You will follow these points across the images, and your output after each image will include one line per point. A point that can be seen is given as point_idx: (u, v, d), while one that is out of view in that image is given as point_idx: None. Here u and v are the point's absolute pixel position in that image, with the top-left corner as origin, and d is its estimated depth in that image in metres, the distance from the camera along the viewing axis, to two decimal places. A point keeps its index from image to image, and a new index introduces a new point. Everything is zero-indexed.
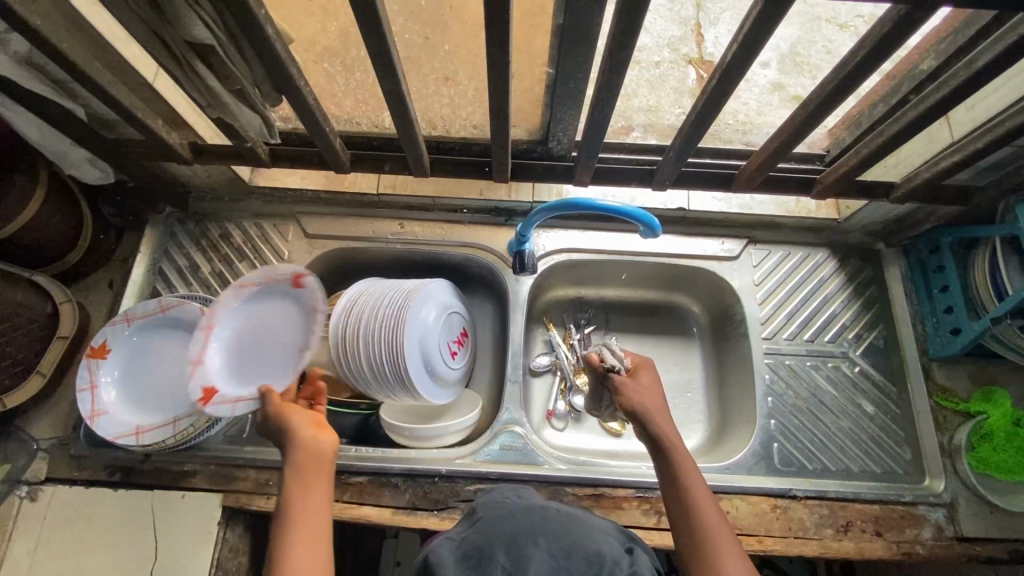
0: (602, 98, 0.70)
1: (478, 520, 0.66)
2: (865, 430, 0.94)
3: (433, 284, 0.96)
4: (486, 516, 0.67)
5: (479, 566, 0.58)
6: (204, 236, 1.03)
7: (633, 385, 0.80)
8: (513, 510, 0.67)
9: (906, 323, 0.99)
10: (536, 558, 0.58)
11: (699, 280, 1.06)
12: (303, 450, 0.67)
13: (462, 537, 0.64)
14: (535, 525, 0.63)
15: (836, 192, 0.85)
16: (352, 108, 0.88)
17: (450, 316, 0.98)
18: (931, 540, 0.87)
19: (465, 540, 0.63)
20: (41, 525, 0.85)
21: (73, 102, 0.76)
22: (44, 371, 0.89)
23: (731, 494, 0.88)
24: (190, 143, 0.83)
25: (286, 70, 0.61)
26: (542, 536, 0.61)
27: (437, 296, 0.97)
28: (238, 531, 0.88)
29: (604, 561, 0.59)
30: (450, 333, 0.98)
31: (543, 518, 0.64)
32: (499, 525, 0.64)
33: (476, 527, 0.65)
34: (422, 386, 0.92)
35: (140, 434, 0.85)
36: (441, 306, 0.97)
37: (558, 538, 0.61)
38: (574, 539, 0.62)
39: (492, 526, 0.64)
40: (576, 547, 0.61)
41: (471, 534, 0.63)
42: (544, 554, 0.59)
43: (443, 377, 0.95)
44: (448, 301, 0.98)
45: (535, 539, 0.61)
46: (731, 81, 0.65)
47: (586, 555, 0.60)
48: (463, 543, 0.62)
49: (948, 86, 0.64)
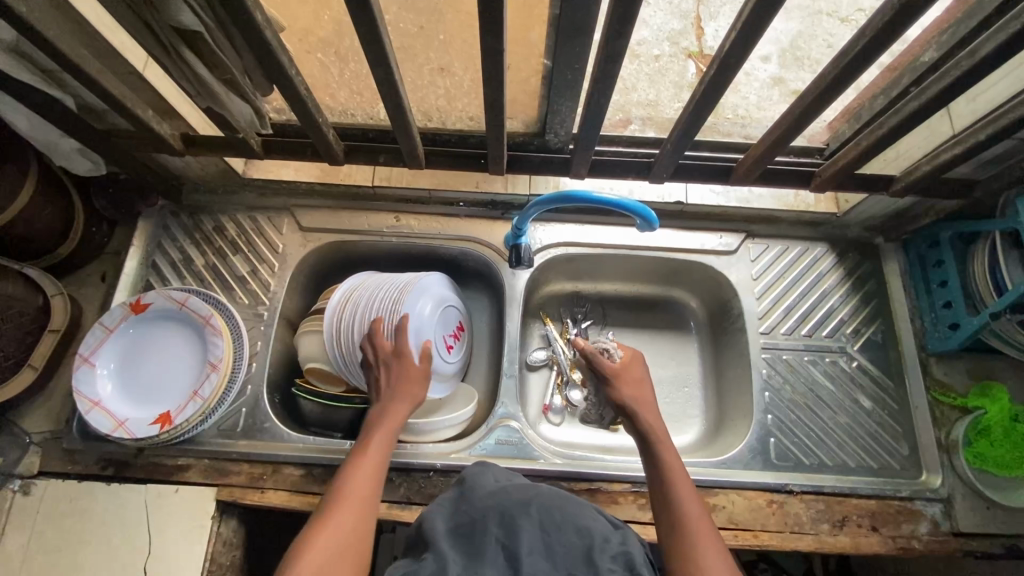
0: (600, 88, 0.69)
1: (471, 491, 0.65)
2: (863, 425, 0.93)
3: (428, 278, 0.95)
4: (479, 485, 0.66)
5: (473, 541, 0.57)
6: (198, 229, 1.02)
7: (620, 376, 0.86)
8: (505, 486, 0.65)
9: (904, 318, 0.98)
10: (527, 530, 0.56)
11: (696, 275, 1.06)
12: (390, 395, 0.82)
13: (457, 507, 0.64)
14: (527, 496, 0.60)
15: (835, 186, 0.84)
16: (346, 99, 0.87)
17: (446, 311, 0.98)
18: (928, 535, 0.86)
19: (461, 513, 0.62)
20: (34, 518, 0.85)
21: (61, 92, 0.75)
22: (37, 364, 0.87)
23: (727, 488, 0.88)
24: (182, 134, 0.82)
25: (277, 59, 0.60)
26: (534, 509, 0.59)
27: (434, 291, 0.96)
28: (232, 524, 0.88)
29: (594, 535, 0.57)
30: (448, 326, 0.98)
31: (536, 490, 0.62)
32: (493, 497, 0.62)
33: (468, 500, 0.64)
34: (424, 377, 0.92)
35: (133, 428, 0.85)
36: (437, 303, 0.95)
37: (549, 509, 0.59)
38: (565, 511, 0.59)
39: (484, 497, 0.62)
40: (567, 518, 0.58)
41: (465, 505, 0.62)
42: (534, 527, 0.57)
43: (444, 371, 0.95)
44: (444, 295, 0.98)
45: (525, 509, 0.59)
46: (729, 71, 0.64)
47: (576, 529, 0.57)
48: (459, 515, 0.62)
49: (950, 76, 0.63)
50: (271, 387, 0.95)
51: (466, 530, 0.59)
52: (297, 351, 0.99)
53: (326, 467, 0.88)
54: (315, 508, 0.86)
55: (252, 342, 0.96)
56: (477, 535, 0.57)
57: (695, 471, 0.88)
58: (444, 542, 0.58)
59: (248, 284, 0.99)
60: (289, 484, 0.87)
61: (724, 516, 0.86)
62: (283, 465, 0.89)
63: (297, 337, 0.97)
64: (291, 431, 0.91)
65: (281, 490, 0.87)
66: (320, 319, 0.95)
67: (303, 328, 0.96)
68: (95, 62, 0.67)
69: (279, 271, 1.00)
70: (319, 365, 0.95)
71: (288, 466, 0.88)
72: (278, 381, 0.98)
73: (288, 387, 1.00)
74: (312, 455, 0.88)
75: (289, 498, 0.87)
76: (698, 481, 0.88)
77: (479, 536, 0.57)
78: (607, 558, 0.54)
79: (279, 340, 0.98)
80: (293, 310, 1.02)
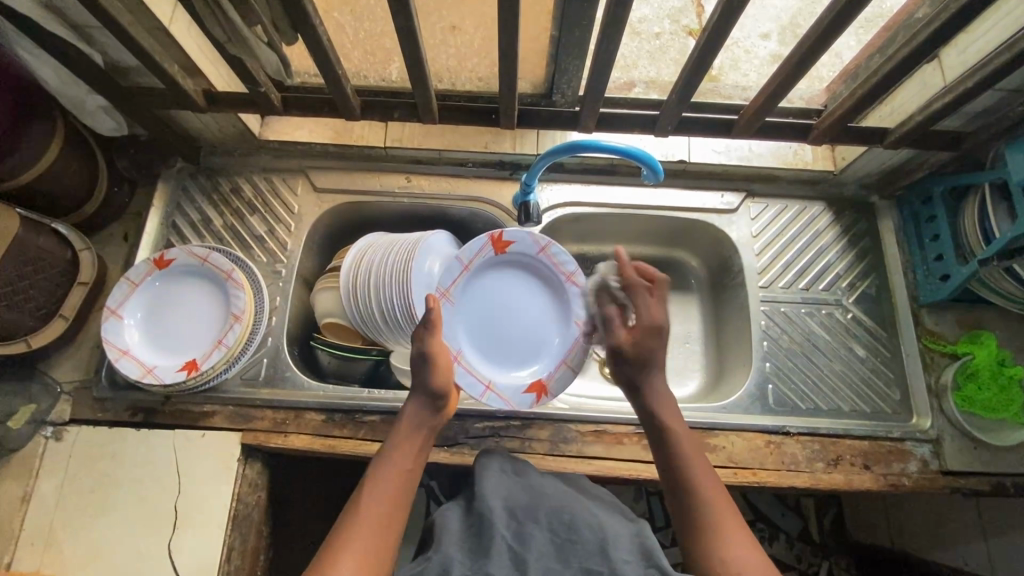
0: (608, 38, 0.72)
1: (478, 489, 0.73)
2: (856, 372, 0.98)
3: (538, 238, 0.95)
4: (485, 485, 0.73)
5: (482, 542, 0.66)
6: (215, 190, 1.05)
7: (657, 368, 0.80)
8: (512, 490, 0.73)
9: (897, 272, 1.02)
10: (537, 534, 0.66)
11: (697, 233, 1.09)
12: (419, 409, 0.77)
13: (469, 507, 0.72)
14: (534, 503, 0.70)
15: (832, 139, 0.87)
16: (361, 59, 0.90)
17: (455, 280, 0.92)
18: (917, 473, 0.91)
19: (470, 511, 0.71)
20: (68, 462, 0.89)
21: (89, 47, 0.78)
22: (67, 315, 0.91)
23: (727, 431, 0.92)
24: (205, 91, 0.85)
25: (302, 5, 0.63)
26: (542, 515, 0.69)
27: (525, 246, 0.95)
28: (256, 468, 0.92)
29: (604, 532, 0.66)
30: (460, 298, 0.93)
31: (542, 496, 0.72)
32: (499, 499, 0.71)
33: (478, 499, 0.71)
34: (466, 385, 0.89)
35: (161, 374, 0.89)
36: (533, 257, 0.97)
37: (557, 514, 0.69)
38: (572, 514, 0.69)
39: (492, 500, 0.70)
40: (576, 520, 0.68)
41: (475, 504, 0.71)
42: (543, 531, 0.67)
43: (494, 355, 0.94)
44: (467, 259, 0.93)
45: (535, 518, 0.68)
46: (732, 17, 0.68)
47: (587, 529, 0.67)
48: (470, 515, 0.70)
49: (940, 22, 0.67)
50: (291, 339, 0.99)
51: (476, 529, 0.68)
52: (314, 307, 1.03)
53: (346, 412, 0.93)
54: (335, 449, 0.90)
55: (271, 297, 0.99)
56: (484, 532, 0.66)
57: (697, 414, 0.93)
58: (450, 542, 0.66)
59: (265, 242, 1.03)
60: (310, 428, 0.92)
61: (724, 456, 0.91)
62: (304, 411, 0.93)
63: (314, 293, 1.01)
64: (311, 380, 0.96)
65: (303, 434, 0.91)
66: (337, 275, 0.99)
67: (320, 285, 1.00)
68: (125, 13, 0.70)
69: (295, 230, 1.03)
70: (336, 319, 1.00)
71: (309, 412, 0.93)
72: (296, 335, 1.02)
73: (305, 341, 1.04)
74: (333, 401, 0.93)
75: (311, 441, 0.91)
76: (699, 424, 0.92)
77: (488, 534, 0.66)
78: (622, 553, 0.64)
79: (297, 297, 1.02)
80: (309, 269, 1.06)
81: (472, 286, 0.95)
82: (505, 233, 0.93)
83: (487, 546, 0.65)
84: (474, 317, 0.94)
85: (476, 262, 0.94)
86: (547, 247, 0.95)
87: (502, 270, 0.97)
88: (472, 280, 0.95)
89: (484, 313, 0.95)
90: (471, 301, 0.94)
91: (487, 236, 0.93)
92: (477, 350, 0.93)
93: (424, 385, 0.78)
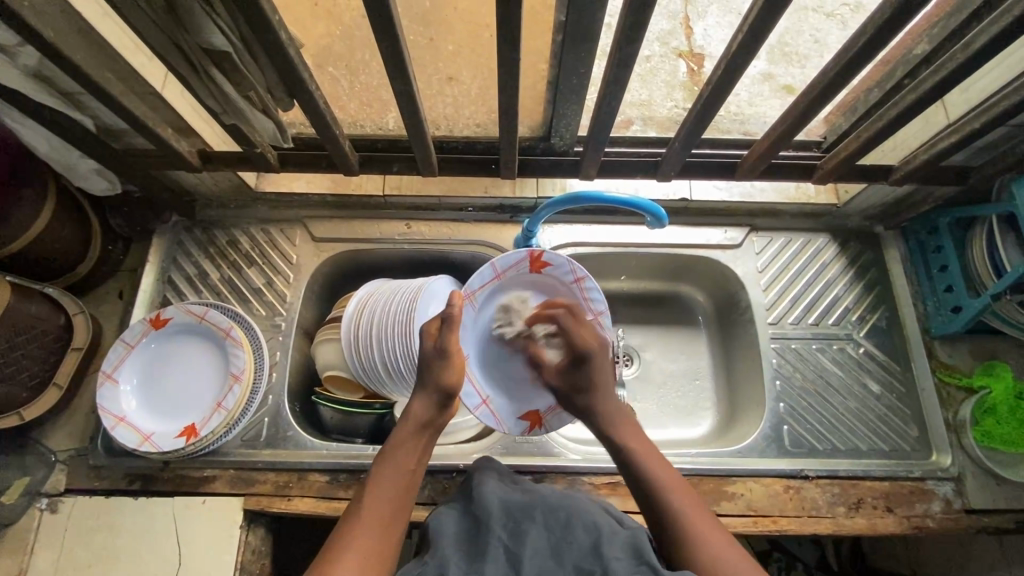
0: (611, 92, 0.71)
1: (473, 494, 0.70)
2: (872, 409, 0.96)
3: (577, 268, 0.88)
4: (478, 490, 0.70)
5: (478, 543, 0.62)
6: (212, 243, 1.03)
7: (617, 422, 0.76)
8: (508, 489, 0.70)
9: (907, 305, 1.01)
10: (533, 533, 0.63)
11: (702, 269, 1.08)
12: (427, 406, 0.74)
13: (467, 508, 0.69)
14: (532, 500, 0.66)
15: (837, 177, 0.86)
16: (357, 110, 0.89)
17: (484, 285, 0.88)
18: (941, 514, 0.89)
19: (467, 514, 0.67)
20: (63, 536, 0.86)
21: (80, 114, 0.76)
22: (61, 383, 0.89)
23: (744, 477, 0.90)
24: (200, 151, 0.84)
25: (299, 74, 0.62)
26: (537, 511, 0.65)
27: (562, 272, 0.89)
28: (260, 533, 0.89)
29: (601, 529, 0.63)
30: (484, 305, 0.89)
31: (540, 493, 0.68)
32: (494, 499, 0.68)
33: (473, 503, 0.68)
34: (465, 394, 0.85)
35: (159, 441, 0.86)
36: (568, 287, 0.90)
37: (554, 512, 0.65)
38: (569, 510, 0.65)
39: (487, 501, 0.67)
40: (572, 517, 0.64)
41: (472, 508, 0.67)
42: (541, 531, 0.63)
43: (501, 372, 0.90)
44: (501, 269, 0.88)
45: (530, 515, 0.65)
46: (736, 69, 0.67)
47: (582, 524, 0.64)
48: (466, 516, 0.67)
49: (945, 69, 0.66)
50: (291, 396, 0.97)
51: (471, 532, 0.65)
52: (314, 360, 1.00)
53: (351, 472, 0.90)
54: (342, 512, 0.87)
55: (271, 352, 0.97)
56: (479, 535, 0.63)
57: (713, 461, 0.91)
58: (445, 546, 0.63)
59: (264, 295, 1.00)
60: (314, 490, 0.89)
61: (743, 503, 0.88)
62: (308, 472, 0.90)
63: (314, 347, 0.99)
64: (314, 439, 0.93)
65: (307, 497, 0.89)
66: (338, 327, 0.97)
67: (320, 337, 0.98)
68: (117, 83, 0.69)
69: (294, 282, 1.01)
70: (338, 373, 0.97)
71: (313, 473, 0.90)
72: (297, 389, 0.99)
73: (306, 395, 1.02)
74: (337, 461, 0.90)
75: (316, 504, 0.88)
76: (716, 471, 0.90)
77: (483, 537, 0.63)
78: (615, 550, 0.60)
79: (297, 350, 1.00)
80: (309, 319, 1.04)
81: (498, 297, 0.90)
82: (544, 254, 0.87)
83: (482, 546, 0.61)
84: (493, 327, 0.90)
85: (509, 273, 0.89)
86: (583, 280, 0.89)
87: (534, 290, 0.91)
88: (501, 291, 0.90)
89: (503, 328, 0.91)
90: (493, 312, 0.90)
91: (527, 251, 0.88)
92: (486, 359, 0.89)
93: (438, 382, 0.75)
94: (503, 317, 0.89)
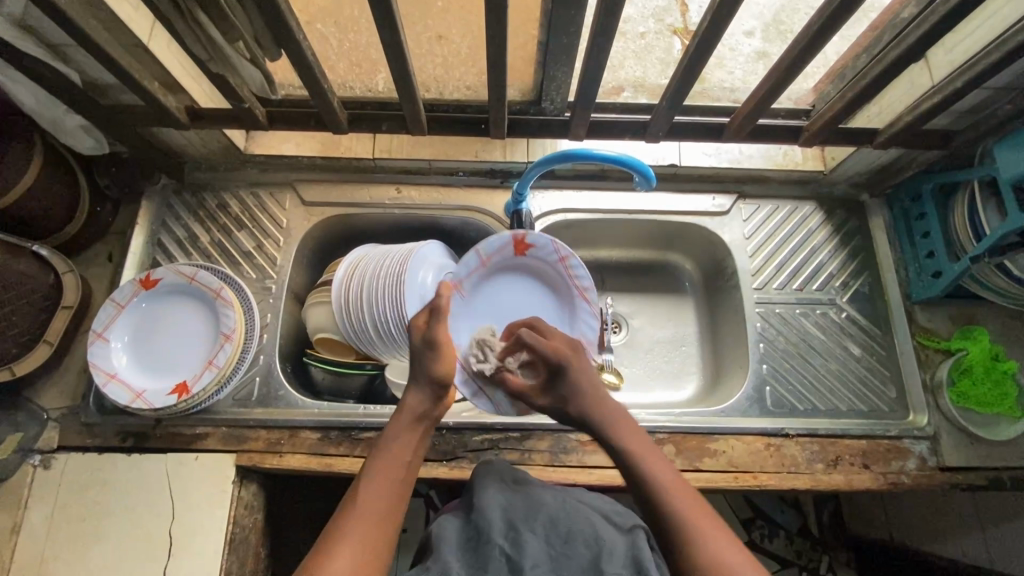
0: (599, 47, 0.71)
1: (478, 501, 0.69)
2: (853, 370, 0.98)
3: (561, 247, 0.91)
4: (484, 498, 0.69)
5: (479, 553, 0.61)
6: (201, 206, 1.03)
7: (613, 423, 0.74)
8: (512, 497, 0.69)
9: (889, 270, 1.02)
10: (533, 542, 0.62)
11: (691, 236, 1.09)
12: (422, 398, 0.75)
13: (470, 516, 0.68)
14: (534, 511, 0.66)
15: (822, 141, 0.87)
16: (346, 70, 0.88)
17: (470, 273, 0.91)
18: (916, 470, 0.92)
19: (471, 521, 0.67)
20: (56, 492, 0.87)
21: (66, 66, 0.76)
22: (52, 340, 0.89)
23: (727, 435, 0.92)
24: (188, 107, 0.83)
25: (286, 22, 0.62)
26: (539, 521, 0.65)
27: (547, 253, 0.92)
28: (252, 489, 0.91)
29: (602, 543, 0.61)
30: (473, 292, 0.92)
31: (543, 501, 0.67)
32: (499, 508, 0.67)
33: (478, 509, 0.67)
34: (460, 382, 0.86)
35: (151, 398, 0.87)
36: (552, 265, 0.93)
37: (555, 525, 0.64)
38: (571, 524, 0.64)
39: (492, 509, 0.67)
40: (575, 531, 0.63)
41: (475, 515, 0.66)
42: (541, 542, 0.62)
43: None
44: (485, 254, 0.91)
45: (532, 526, 0.64)
46: (721, 24, 0.67)
47: (584, 539, 0.62)
48: (470, 525, 0.66)
49: (927, 26, 0.67)
50: (283, 357, 0.98)
51: (474, 541, 0.64)
52: (306, 322, 1.01)
53: (342, 429, 0.91)
54: (332, 468, 0.89)
55: (262, 314, 0.98)
56: (480, 544, 0.62)
57: (696, 420, 0.93)
58: (447, 552, 0.62)
59: (254, 258, 1.01)
60: (305, 447, 0.90)
61: (724, 460, 0.90)
62: (299, 430, 0.91)
63: (306, 309, 1.00)
64: (306, 398, 0.94)
65: (298, 453, 0.90)
66: (328, 289, 0.97)
67: (312, 299, 0.99)
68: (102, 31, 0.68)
69: (284, 244, 1.01)
70: (329, 335, 0.98)
71: (304, 430, 0.91)
72: (288, 351, 1.00)
73: (298, 357, 1.03)
74: (328, 419, 0.92)
75: (307, 460, 0.89)
76: (698, 429, 0.92)
77: (484, 545, 0.62)
78: (614, 564, 0.59)
79: (288, 312, 1.01)
80: (300, 283, 1.04)
81: (484, 284, 0.93)
82: (528, 236, 0.90)
83: (483, 554, 0.61)
84: (482, 312, 0.93)
85: (494, 259, 0.92)
86: (567, 259, 0.92)
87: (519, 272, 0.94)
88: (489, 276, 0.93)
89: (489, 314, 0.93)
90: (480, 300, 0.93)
91: (511, 235, 0.90)
92: None
93: (429, 372, 0.76)
94: (480, 351, 0.86)
